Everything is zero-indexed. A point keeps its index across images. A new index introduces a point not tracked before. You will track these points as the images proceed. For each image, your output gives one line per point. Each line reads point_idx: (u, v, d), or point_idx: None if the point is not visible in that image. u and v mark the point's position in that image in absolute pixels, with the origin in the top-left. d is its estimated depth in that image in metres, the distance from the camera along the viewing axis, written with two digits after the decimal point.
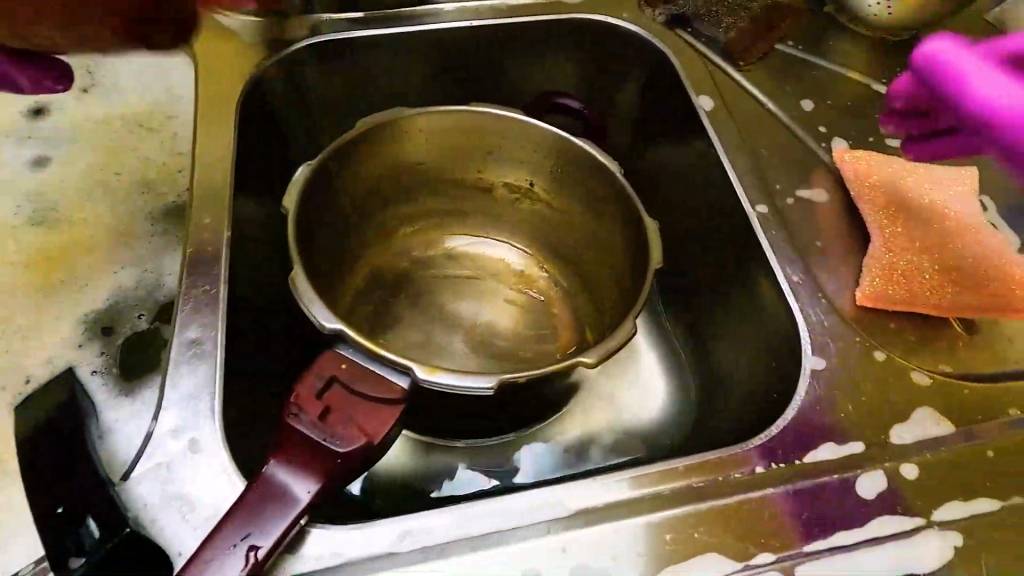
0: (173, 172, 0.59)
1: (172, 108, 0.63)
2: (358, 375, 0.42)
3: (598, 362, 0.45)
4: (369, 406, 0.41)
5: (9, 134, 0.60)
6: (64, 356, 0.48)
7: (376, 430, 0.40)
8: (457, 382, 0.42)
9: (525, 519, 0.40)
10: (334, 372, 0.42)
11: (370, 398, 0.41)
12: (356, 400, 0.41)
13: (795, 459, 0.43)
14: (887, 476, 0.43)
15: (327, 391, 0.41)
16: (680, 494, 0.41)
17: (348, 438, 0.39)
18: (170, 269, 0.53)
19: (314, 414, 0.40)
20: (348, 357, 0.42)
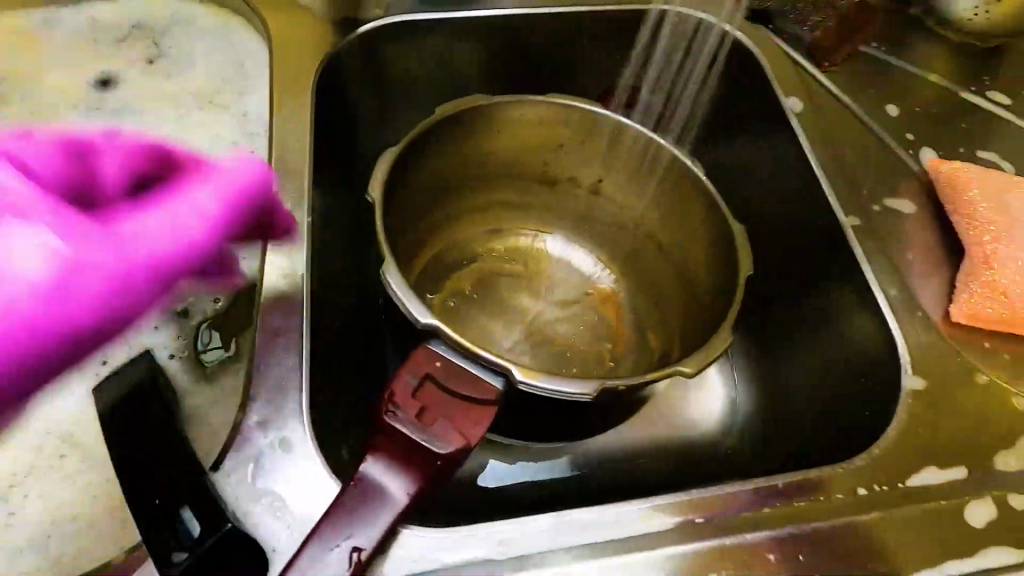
0: (245, 151, 0.57)
1: (241, 84, 0.61)
2: (453, 373, 0.40)
3: (697, 372, 0.43)
4: (465, 406, 0.39)
5: (77, 106, 0.58)
6: (142, 338, 0.47)
7: (473, 431, 0.38)
8: (556, 386, 0.40)
9: (624, 531, 0.39)
10: (428, 369, 0.39)
11: (465, 398, 0.39)
12: (451, 400, 0.39)
13: (898, 483, 0.42)
14: (994, 504, 0.41)
15: (421, 389, 0.39)
16: (781, 513, 0.40)
17: (446, 439, 0.37)
18: (246, 252, 0.51)
19: (411, 412, 0.38)
20: (441, 354, 0.40)
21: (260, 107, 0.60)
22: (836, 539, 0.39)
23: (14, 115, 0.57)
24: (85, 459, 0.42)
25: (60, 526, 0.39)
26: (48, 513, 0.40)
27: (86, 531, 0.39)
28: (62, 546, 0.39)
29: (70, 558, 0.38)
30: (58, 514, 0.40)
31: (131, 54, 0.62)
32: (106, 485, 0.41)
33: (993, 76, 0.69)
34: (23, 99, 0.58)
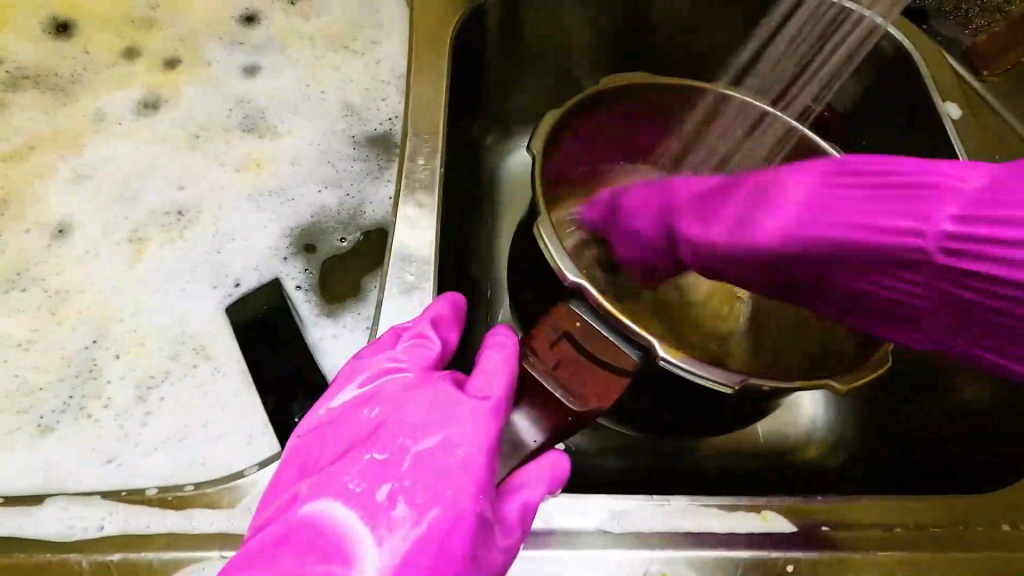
0: (375, 98, 0.57)
1: (376, 32, 0.61)
2: (591, 335, 0.39)
3: (848, 390, 0.39)
4: (597, 369, 0.39)
5: (222, 37, 0.60)
6: (271, 266, 0.49)
7: (604, 397, 0.38)
8: (694, 368, 0.39)
9: (743, 526, 0.37)
10: (568, 327, 0.39)
11: (600, 362, 0.39)
12: (587, 361, 0.39)
13: None
14: None
15: (557, 344, 0.39)
16: (915, 535, 0.37)
17: (575, 396, 0.37)
18: (373, 196, 0.52)
19: (548, 364, 0.38)
20: (581, 316, 0.40)
21: (392, 56, 0.60)
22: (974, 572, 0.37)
23: (164, 40, 0.59)
24: (216, 371, 0.44)
25: (191, 429, 0.41)
26: (183, 416, 0.42)
27: (216, 438, 0.41)
28: (193, 447, 0.41)
29: (201, 462, 0.40)
30: (190, 418, 0.42)
31: None
32: (235, 398, 0.43)
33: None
34: (173, 26, 0.61)
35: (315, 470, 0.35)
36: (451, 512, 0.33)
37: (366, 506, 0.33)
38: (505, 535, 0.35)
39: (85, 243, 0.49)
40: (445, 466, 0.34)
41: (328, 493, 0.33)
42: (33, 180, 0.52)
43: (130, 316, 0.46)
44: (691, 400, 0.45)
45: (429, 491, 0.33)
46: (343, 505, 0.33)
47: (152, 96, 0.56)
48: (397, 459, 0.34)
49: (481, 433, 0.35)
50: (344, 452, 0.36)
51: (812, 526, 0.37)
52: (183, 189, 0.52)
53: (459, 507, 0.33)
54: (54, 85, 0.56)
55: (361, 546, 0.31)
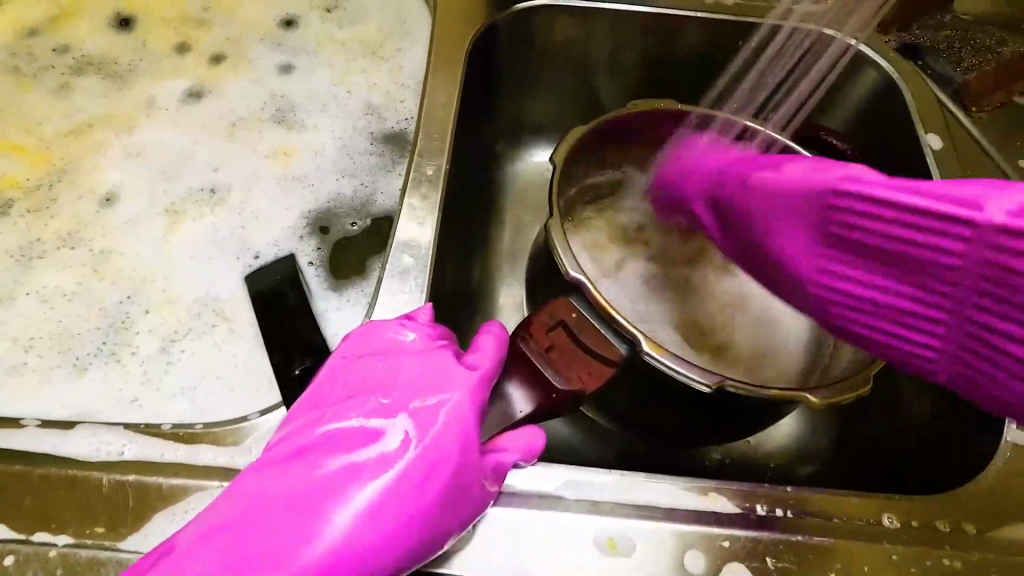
0: (395, 101, 0.63)
1: (401, 41, 0.67)
2: (584, 326, 0.43)
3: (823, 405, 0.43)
4: (586, 358, 0.43)
5: (264, 38, 0.67)
6: (288, 243, 0.54)
7: (590, 382, 0.42)
8: (678, 368, 0.43)
9: (694, 503, 0.40)
10: (564, 316, 0.44)
11: (589, 350, 0.43)
12: (578, 349, 0.43)
13: (979, 529, 0.41)
14: None
15: (553, 331, 0.43)
16: (851, 526, 0.40)
17: (562, 376, 0.41)
18: (384, 188, 0.57)
19: (541, 346, 0.42)
20: (579, 309, 0.44)
21: (414, 64, 0.65)
22: (909, 565, 0.39)
23: (212, 39, 0.66)
24: (231, 331, 0.49)
25: (205, 380, 0.47)
26: (199, 367, 0.47)
27: (226, 389, 0.46)
28: (205, 395, 0.46)
29: (211, 408, 0.45)
30: (206, 370, 0.47)
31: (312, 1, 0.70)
32: (245, 356, 0.48)
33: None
34: (221, 26, 0.67)
35: (322, 406, 0.40)
36: (430, 458, 0.37)
37: (363, 441, 0.38)
38: (478, 489, 0.38)
39: (128, 213, 0.55)
40: (433, 421, 0.38)
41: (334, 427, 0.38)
42: (89, 154, 0.58)
43: (160, 279, 0.52)
44: (667, 409, 0.49)
45: (415, 437, 0.38)
46: (343, 438, 0.38)
47: (198, 87, 0.63)
48: (392, 408, 0.39)
49: (467, 400, 0.40)
50: (349, 396, 0.40)
51: (757, 510, 0.40)
52: (217, 170, 0.58)
53: (441, 457, 0.38)
54: (113, 71, 0.63)
55: (351, 475, 0.36)
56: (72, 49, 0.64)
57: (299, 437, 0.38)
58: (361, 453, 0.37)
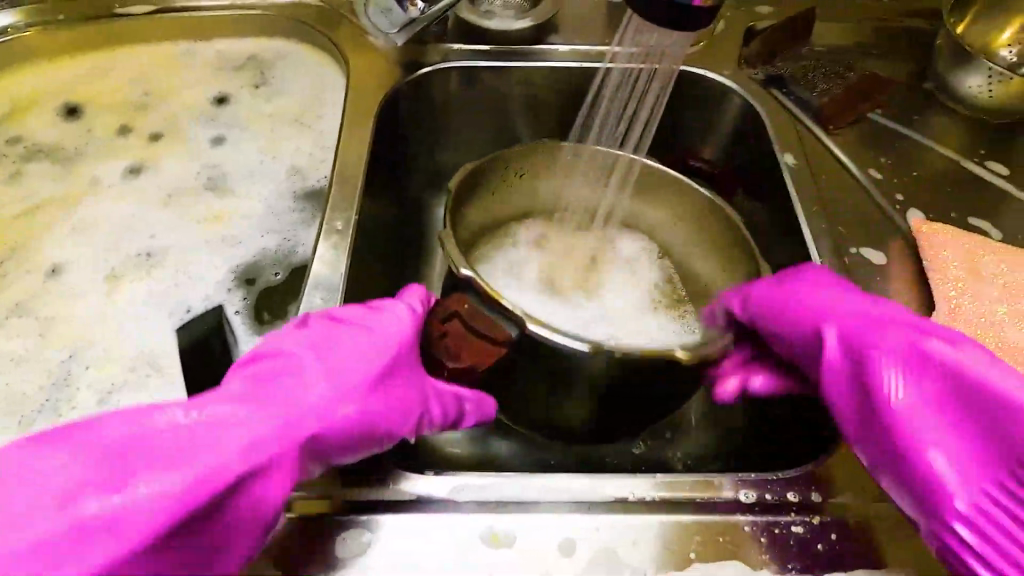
0: (316, 161, 0.71)
1: (323, 108, 0.75)
2: (471, 312, 0.50)
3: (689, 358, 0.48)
4: (474, 340, 0.49)
5: (198, 116, 0.75)
6: (217, 296, 0.60)
7: (477, 358, 0.49)
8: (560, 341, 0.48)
9: (571, 496, 0.45)
10: (456, 307, 0.51)
11: (477, 332, 0.49)
12: (467, 333, 0.50)
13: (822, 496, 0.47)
14: (916, 528, 0.45)
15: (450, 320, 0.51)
16: (712, 504, 0.46)
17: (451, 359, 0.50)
18: (304, 240, 0.64)
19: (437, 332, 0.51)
20: (468, 298, 0.51)
21: (334, 128, 0.73)
22: (761, 535, 0.44)
23: (151, 120, 0.74)
24: (163, 379, 0.54)
25: None
26: None
27: None
28: None
29: None
30: None
31: (242, 80, 0.78)
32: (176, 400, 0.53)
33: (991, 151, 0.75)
34: (160, 108, 0.75)
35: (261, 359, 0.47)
36: (347, 394, 0.46)
37: (284, 387, 0.45)
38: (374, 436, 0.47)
39: (72, 282, 0.61)
40: (348, 365, 0.48)
41: (256, 381, 0.45)
42: (37, 231, 0.65)
43: (99, 338, 0.57)
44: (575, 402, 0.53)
45: (334, 378, 0.46)
46: (266, 387, 0.45)
47: (138, 164, 0.70)
48: (308, 361, 0.47)
49: (372, 349, 0.49)
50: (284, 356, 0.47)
51: (628, 498, 0.46)
52: (154, 236, 0.64)
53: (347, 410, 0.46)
54: (61, 157, 0.70)
55: (282, 409, 0.43)
56: (24, 140, 0.72)
57: (221, 390, 0.44)
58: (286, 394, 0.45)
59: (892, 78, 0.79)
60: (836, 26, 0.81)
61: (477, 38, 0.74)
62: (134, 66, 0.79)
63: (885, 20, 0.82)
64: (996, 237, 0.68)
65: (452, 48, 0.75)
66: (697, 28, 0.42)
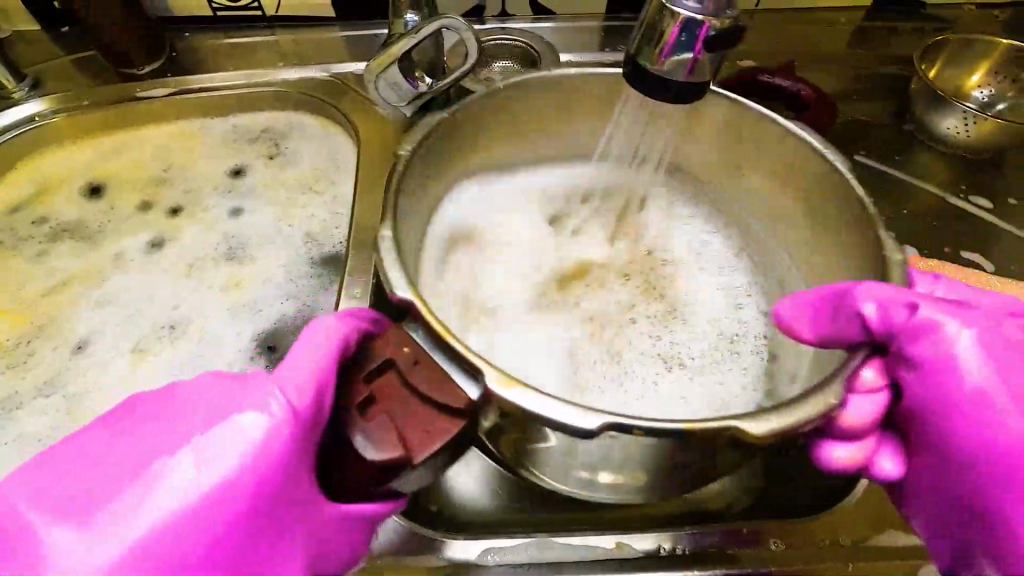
0: (332, 227, 0.73)
1: (335, 175, 0.79)
2: (413, 364, 0.41)
3: (761, 438, 0.39)
4: (414, 412, 0.39)
5: (216, 188, 0.78)
6: (242, 364, 0.62)
7: (417, 434, 0.39)
8: (544, 408, 0.38)
9: (599, 553, 0.48)
10: (393, 356, 0.41)
11: (418, 398, 0.40)
12: (404, 397, 0.40)
13: (840, 541, 0.49)
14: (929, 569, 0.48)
15: (380, 378, 0.41)
16: (740, 556, 0.48)
17: (386, 445, 0.38)
18: (323, 305, 0.66)
19: (361, 397, 0.41)
20: (411, 339, 0.42)
21: (346, 194, 0.77)
22: None
23: (172, 194, 0.77)
24: None
25: None
26: None
27: None
28: None
29: None
30: None
31: (257, 151, 0.82)
32: None
33: (972, 187, 0.79)
34: (180, 182, 0.79)
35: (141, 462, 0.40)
36: (249, 522, 0.41)
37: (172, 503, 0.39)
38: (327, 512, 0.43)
39: (97, 357, 0.63)
40: (248, 475, 0.40)
41: (129, 452, 0.41)
42: (63, 309, 0.66)
43: None
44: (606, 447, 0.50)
45: (234, 499, 0.40)
46: (141, 494, 0.39)
47: (159, 237, 0.73)
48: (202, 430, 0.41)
49: (290, 383, 0.42)
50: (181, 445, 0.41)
51: (657, 553, 0.48)
52: (176, 308, 0.66)
53: (294, 487, 0.42)
54: (85, 234, 0.73)
55: (169, 547, 0.39)
56: (50, 219, 0.75)
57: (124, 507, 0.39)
58: (172, 499, 0.39)
59: (873, 121, 0.84)
60: (817, 76, 0.86)
61: None
62: (154, 144, 0.83)
63: (860, 68, 0.87)
64: (986, 270, 0.72)
65: None
66: (691, 100, 0.45)
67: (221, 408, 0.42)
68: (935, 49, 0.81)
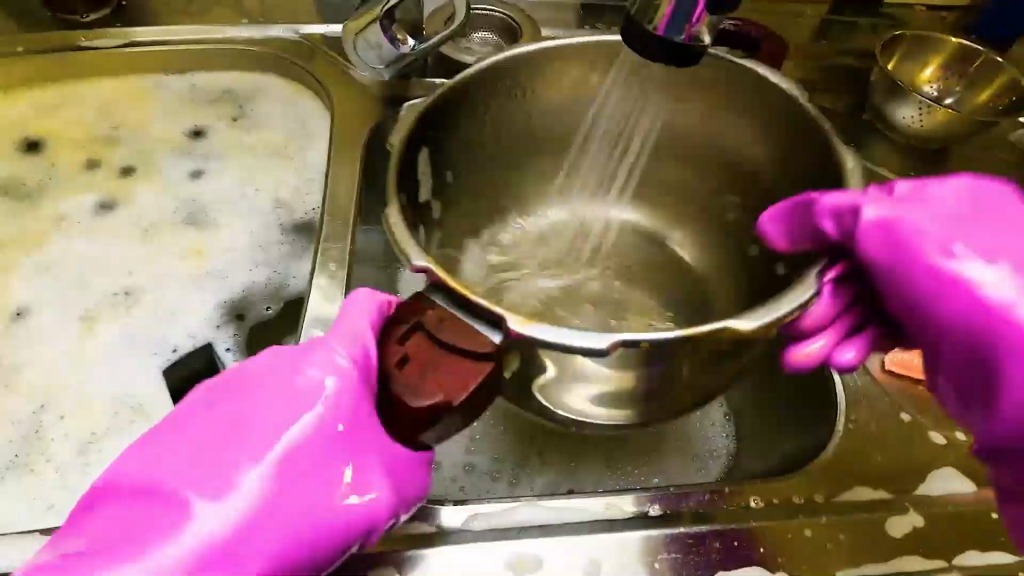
0: (302, 193, 0.70)
1: (305, 140, 0.75)
2: (454, 330, 0.38)
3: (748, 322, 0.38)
4: (457, 361, 0.37)
5: (172, 150, 0.72)
6: (206, 333, 0.58)
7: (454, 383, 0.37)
8: (571, 337, 0.37)
9: (588, 514, 0.46)
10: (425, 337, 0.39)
11: (458, 350, 0.38)
12: (451, 356, 0.38)
13: (820, 497, 0.49)
14: (911, 521, 0.48)
15: (410, 339, 0.39)
16: (731, 513, 0.47)
17: (426, 394, 0.37)
18: (296, 272, 0.63)
19: (395, 358, 0.39)
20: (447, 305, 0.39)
21: (317, 159, 0.73)
22: (772, 538, 0.46)
23: (121, 154, 0.71)
24: None
25: None
26: None
27: None
28: None
29: None
30: None
31: (219, 112, 0.77)
32: None
33: (921, 174, 0.84)
34: (131, 142, 0.73)
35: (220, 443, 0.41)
36: (302, 514, 0.40)
37: (176, 497, 0.39)
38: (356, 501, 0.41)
39: (41, 326, 0.57)
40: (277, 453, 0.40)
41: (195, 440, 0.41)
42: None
43: (77, 386, 0.54)
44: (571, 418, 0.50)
45: (256, 439, 0.41)
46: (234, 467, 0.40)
47: (109, 199, 0.67)
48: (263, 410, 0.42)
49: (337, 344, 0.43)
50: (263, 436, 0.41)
51: (649, 513, 0.47)
52: (130, 273, 0.61)
53: (289, 478, 0.40)
54: (22, 193, 0.66)
55: (161, 514, 0.38)
56: None
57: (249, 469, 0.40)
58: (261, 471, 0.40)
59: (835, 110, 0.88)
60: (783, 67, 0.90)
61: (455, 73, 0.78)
62: (101, 100, 0.76)
63: (822, 60, 0.91)
64: None
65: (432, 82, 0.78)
66: (685, 62, 0.45)
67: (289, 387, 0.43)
68: (892, 44, 0.86)
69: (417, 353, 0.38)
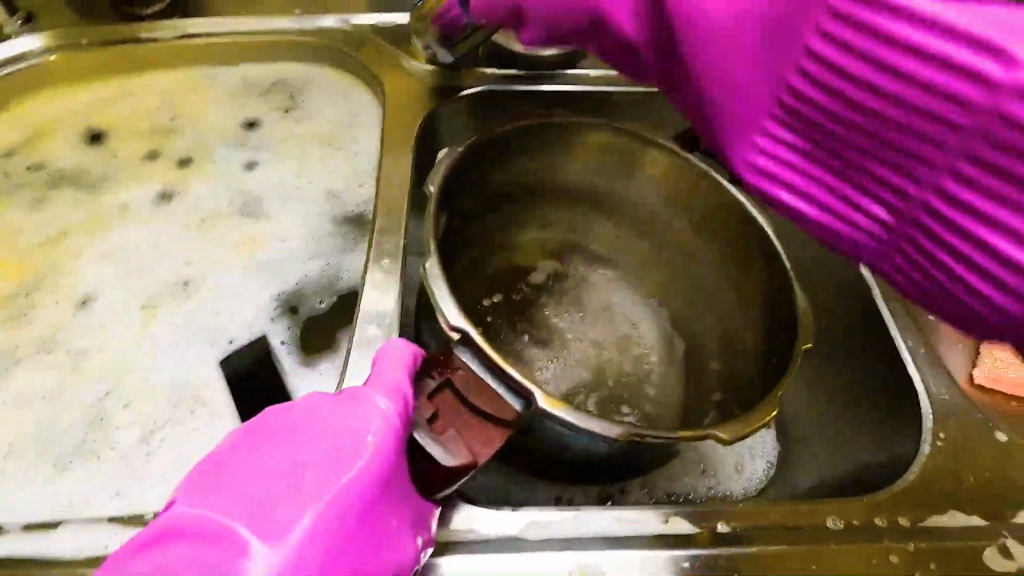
0: (354, 186, 0.69)
1: (356, 132, 0.74)
2: (474, 390, 0.42)
3: (732, 442, 0.42)
4: (478, 424, 0.41)
5: (227, 141, 0.73)
6: (260, 326, 0.58)
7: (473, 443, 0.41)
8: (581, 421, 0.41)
9: (653, 528, 0.44)
10: (447, 397, 0.43)
11: (477, 411, 0.42)
12: (470, 415, 0.42)
13: (906, 521, 0.45)
14: (1009, 552, 0.44)
15: (436, 396, 0.43)
16: (808, 533, 0.44)
17: (453, 454, 0.41)
18: (348, 266, 0.62)
19: (423, 415, 0.43)
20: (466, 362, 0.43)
21: (368, 152, 0.72)
22: (854, 563, 0.43)
23: (178, 145, 0.72)
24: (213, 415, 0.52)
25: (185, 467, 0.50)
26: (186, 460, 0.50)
27: None
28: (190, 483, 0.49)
29: None
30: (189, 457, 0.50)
31: (272, 103, 0.77)
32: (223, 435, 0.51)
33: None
34: (188, 132, 0.73)
35: (261, 502, 0.39)
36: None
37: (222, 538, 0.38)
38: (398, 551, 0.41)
39: (105, 313, 0.58)
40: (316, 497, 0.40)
41: (236, 491, 0.40)
42: (62, 261, 0.62)
43: (139, 374, 0.55)
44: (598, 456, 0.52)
45: (298, 494, 0.40)
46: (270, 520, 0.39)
47: (167, 190, 0.68)
48: (303, 460, 0.41)
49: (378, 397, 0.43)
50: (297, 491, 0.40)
51: (718, 530, 0.44)
52: (188, 264, 0.62)
53: (332, 534, 0.39)
54: (85, 183, 0.68)
55: (208, 552, 0.37)
56: (45, 166, 0.69)
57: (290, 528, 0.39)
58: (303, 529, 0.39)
59: None
60: None
61: (507, 63, 0.76)
62: (158, 90, 0.77)
63: None
64: None
65: (484, 72, 0.76)
66: None
67: (327, 438, 0.42)
68: None
69: (441, 411, 0.43)
